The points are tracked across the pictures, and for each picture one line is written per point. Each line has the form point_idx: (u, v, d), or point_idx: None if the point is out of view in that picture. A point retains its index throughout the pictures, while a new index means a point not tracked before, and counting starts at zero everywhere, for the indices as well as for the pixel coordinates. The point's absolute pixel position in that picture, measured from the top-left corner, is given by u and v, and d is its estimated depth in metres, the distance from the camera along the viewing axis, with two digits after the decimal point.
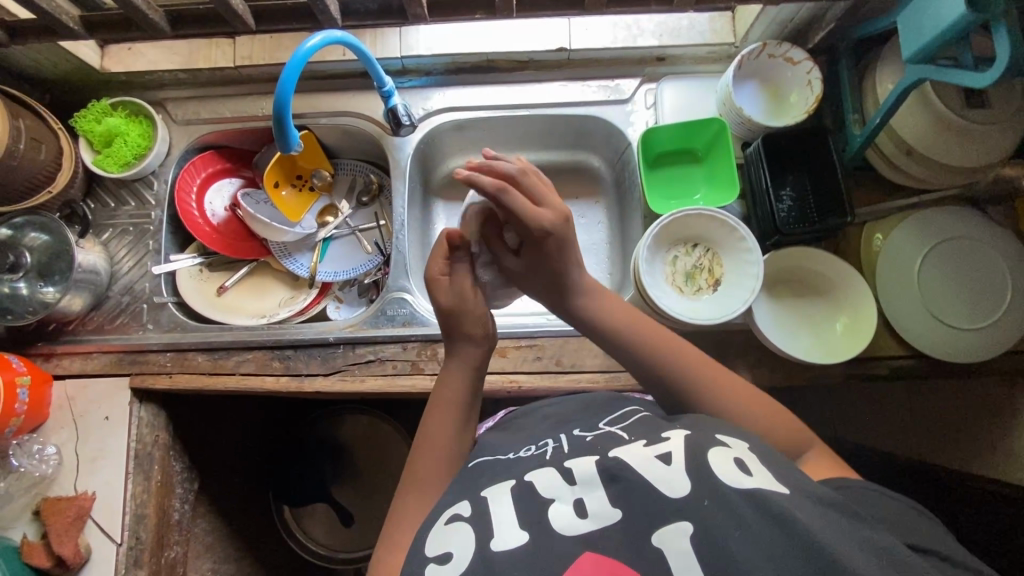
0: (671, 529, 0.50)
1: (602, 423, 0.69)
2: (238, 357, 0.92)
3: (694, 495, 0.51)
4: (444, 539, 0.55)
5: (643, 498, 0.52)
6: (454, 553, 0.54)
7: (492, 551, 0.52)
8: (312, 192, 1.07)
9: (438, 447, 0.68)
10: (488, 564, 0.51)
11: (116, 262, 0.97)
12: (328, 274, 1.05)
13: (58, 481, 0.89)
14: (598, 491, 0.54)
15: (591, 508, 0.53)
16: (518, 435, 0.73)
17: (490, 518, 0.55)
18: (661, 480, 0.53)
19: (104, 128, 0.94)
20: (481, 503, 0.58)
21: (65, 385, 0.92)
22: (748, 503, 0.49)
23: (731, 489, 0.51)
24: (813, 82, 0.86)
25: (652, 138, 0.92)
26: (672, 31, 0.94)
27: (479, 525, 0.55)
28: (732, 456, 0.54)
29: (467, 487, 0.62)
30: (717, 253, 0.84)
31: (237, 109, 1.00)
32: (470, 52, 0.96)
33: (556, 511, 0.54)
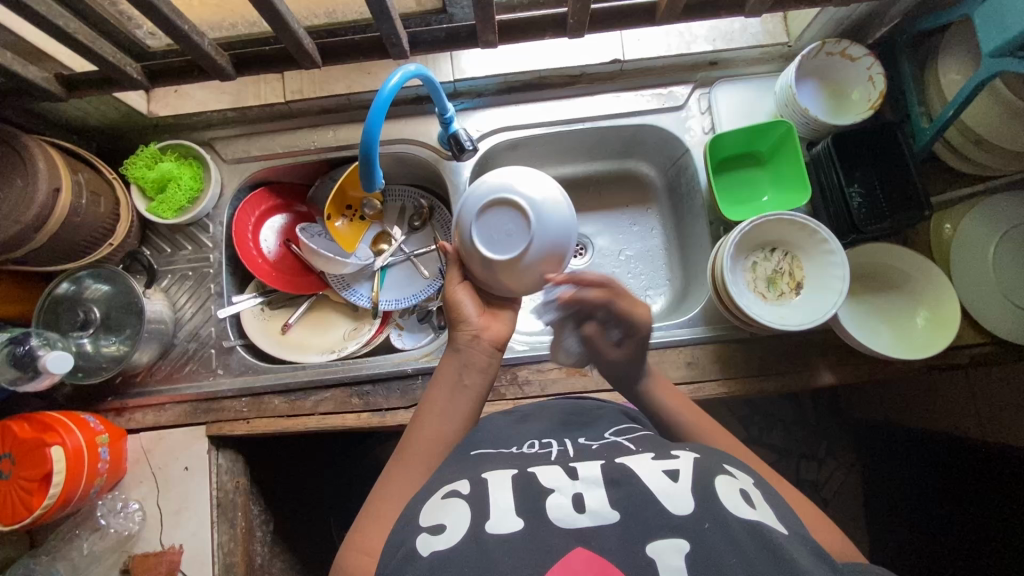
0: (667, 543, 0.47)
1: (607, 433, 0.67)
2: (316, 397, 0.90)
3: (696, 515, 0.49)
4: (439, 509, 0.54)
5: (646, 506, 0.50)
6: (448, 526, 0.52)
7: (487, 532, 0.50)
8: (363, 221, 1.06)
9: (431, 429, 0.66)
10: (484, 547, 0.49)
11: (178, 308, 0.96)
12: (389, 303, 1.03)
13: (143, 537, 0.88)
14: (600, 492, 0.53)
15: (591, 507, 0.51)
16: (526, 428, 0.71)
17: (488, 500, 0.54)
18: (666, 495, 0.51)
19: (157, 173, 0.92)
20: (482, 483, 0.56)
21: (141, 438, 0.90)
22: (748, 533, 0.48)
23: (733, 516, 0.49)
24: (875, 79, 0.86)
25: (715, 145, 0.91)
26: (724, 35, 0.94)
27: (476, 504, 0.53)
28: (738, 486, 0.54)
29: (467, 466, 0.61)
30: (797, 257, 0.84)
31: (288, 143, 0.98)
32: (522, 70, 0.95)
33: (555, 502, 0.52)
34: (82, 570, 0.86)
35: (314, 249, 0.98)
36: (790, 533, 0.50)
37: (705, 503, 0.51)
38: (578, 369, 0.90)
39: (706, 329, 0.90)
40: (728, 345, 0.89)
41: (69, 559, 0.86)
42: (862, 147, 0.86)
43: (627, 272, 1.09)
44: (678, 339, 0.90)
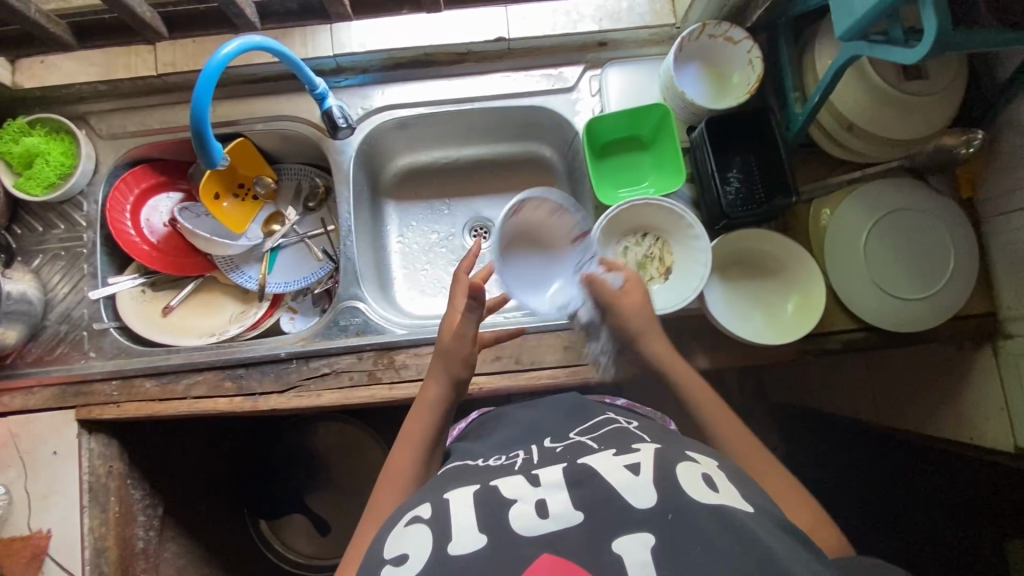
0: (634, 539, 0.49)
1: (572, 433, 0.67)
2: (187, 380, 0.89)
3: (658, 508, 0.51)
4: (401, 538, 0.54)
5: (606, 505, 0.52)
6: (409, 555, 0.52)
7: (449, 554, 0.50)
8: (256, 201, 1.03)
9: (397, 484, 0.66)
10: (443, 566, 0.49)
11: (50, 289, 0.93)
12: (277, 286, 1.01)
13: (11, 520, 0.86)
14: (562, 495, 0.54)
15: (553, 510, 0.52)
16: (491, 440, 0.71)
17: (450, 520, 0.54)
18: (627, 489, 0.53)
19: (22, 147, 0.89)
20: (443, 505, 0.56)
21: (8, 421, 0.88)
22: (712, 518, 0.50)
23: (696, 504, 0.51)
24: (753, 62, 0.85)
25: (597, 127, 0.89)
26: (611, 16, 0.92)
27: (437, 526, 0.53)
28: (699, 472, 0.56)
29: (431, 489, 0.60)
30: (667, 242, 0.84)
31: (165, 119, 0.95)
32: (405, 45, 0.92)
33: (519, 511, 0.53)
34: None
35: (191, 230, 0.95)
36: (754, 511, 0.52)
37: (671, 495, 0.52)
38: None
39: None
40: None
41: None
42: (737, 130, 0.85)
43: None
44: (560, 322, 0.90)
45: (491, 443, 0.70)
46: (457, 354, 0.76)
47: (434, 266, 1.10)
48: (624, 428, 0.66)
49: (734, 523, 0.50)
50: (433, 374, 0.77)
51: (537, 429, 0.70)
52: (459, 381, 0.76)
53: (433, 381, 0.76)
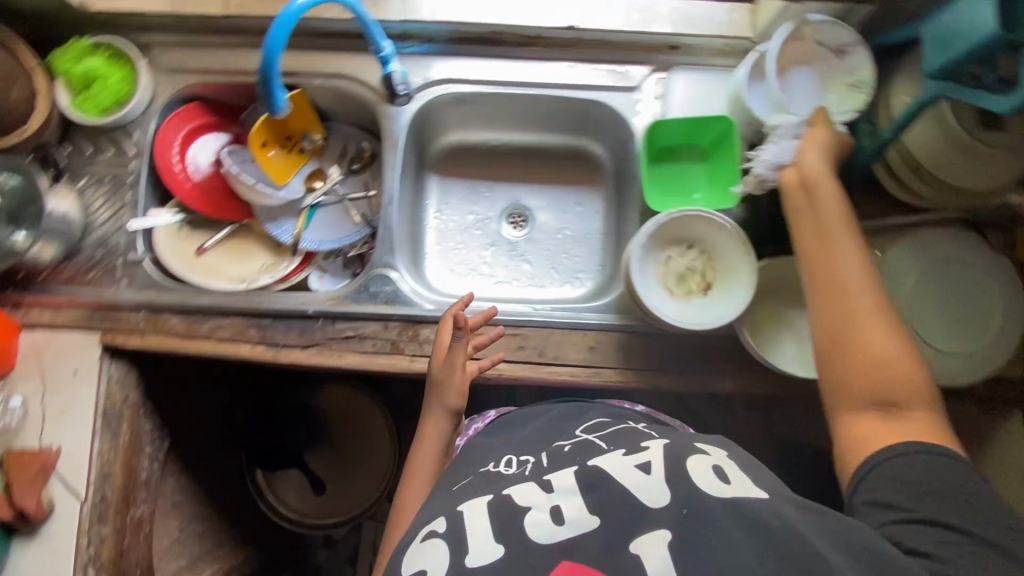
0: (649, 537, 0.52)
1: (579, 430, 0.72)
2: (214, 322, 0.89)
3: (673, 506, 0.54)
4: (420, 556, 0.57)
5: (623, 506, 0.55)
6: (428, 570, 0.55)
7: (466, 567, 0.53)
8: (301, 154, 1.03)
9: (405, 519, 0.76)
10: None
11: (91, 212, 0.93)
12: (312, 243, 1.01)
13: (24, 431, 0.88)
14: (576, 499, 0.57)
15: (568, 516, 0.55)
16: (504, 441, 0.75)
17: (464, 530, 0.57)
18: (642, 490, 0.56)
19: (82, 69, 0.90)
20: (457, 518, 0.59)
21: (34, 335, 0.90)
22: (728, 518, 0.52)
23: (711, 499, 0.54)
24: (861, 82, 0.79)
25: (658, 130, 0.87)
26: (687, 19, 0.91)
27: (453, 541, 0.56)
28: (710, 464, 0.59)
29: (445, 503, 0.63)
30: (712, 257, 0.82)
31: (226, 61, 0.95)
32: (476, 21, 0.91)
33: (533, 520, 0.56)
34: None
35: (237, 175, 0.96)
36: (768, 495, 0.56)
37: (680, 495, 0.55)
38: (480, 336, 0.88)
39: (618, 317, 0.89)
40: (635, 336, 0.88)
41: None
42: None
43: (560, 251, 1.09)
44: (587, 322, 0.89)
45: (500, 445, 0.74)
46: (450, 386, 0.81)
47: (467, 247, 1.10)
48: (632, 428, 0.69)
49: (750, 518, 0.52)
50: (431, 407, 0.83)
51: (545, 431, 0.74)
52: (454, 410, 0.82)
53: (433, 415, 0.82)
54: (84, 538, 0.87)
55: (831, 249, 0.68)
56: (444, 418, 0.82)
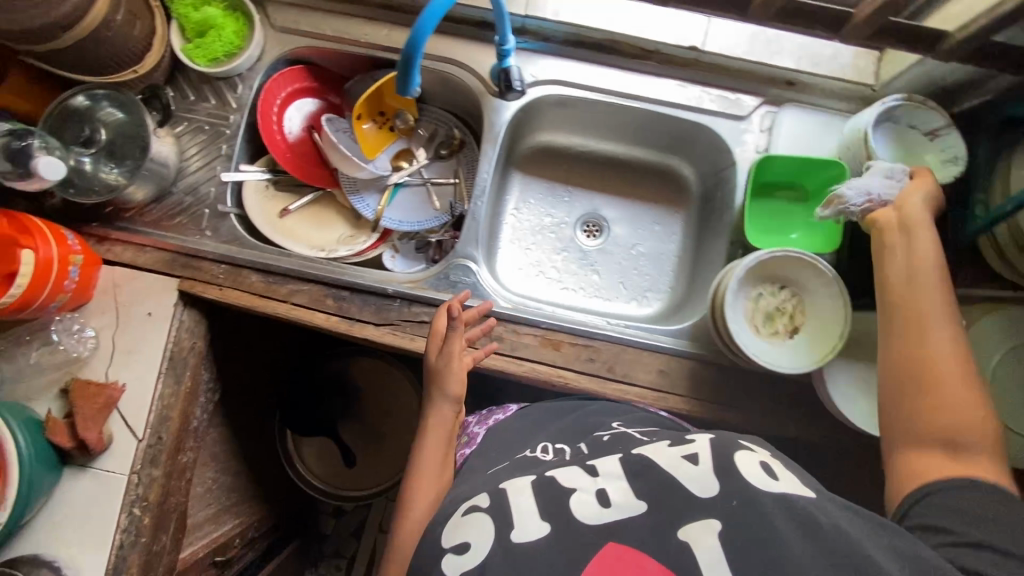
0: (698, 526, 0.50)
1: (616, 422, 0.74)
2: (292, 287, 0.90)
3: (722, 495, 0.52)
4: (462, 529, 0.57)
5: (672, 494, 0.53)
6: (470, 544, 0.55)
7: (512, 542, 0.53)
8: (392, 132, 1.03)
9: (412, 522, 0.70)
10: (511, 557, 0.52)
11: (185, 158, 0.93)
12: (391, 222, 1.01)
13: (90, 364, 0.89)
14: (621, 484, 0.56)
15: (614, 500, 0.55)
16: (534, 433, 0.77)
17: (509, 505, 0.57)
18: (690, 479, 0.54)
19: (200, 16, 0.89)
20: (500, 495, 0.59)
21: (113, 271, 0.90)
22: (792, 523, 0.49)
23: (766, 495, 0.51)
24: (954, 160, 0.81)
25: (764, 165, 0.87)
26: (812, 57, 0.90)
27: (498, 517, 0.56)
28: (758, 460, 0.56)
29: (488, 480, 0.64)
30: (802, 300, 0.81)
31: (340, 28, 0.94)
32: (596, 27, 0.91)
33: (579, 501, 0.55)
34: (24, 376, 0.87)
35: (333, 143, 0.95)
36: (819, 496, 0.53)
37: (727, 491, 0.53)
38: (552, 342, 0.88)
39: (690, 344, 0.89)
40: (707, 367, 0.87)
41: (14, 361, 0.88)
42: None
43: (632, 267, 1.08)
44: (660, 346, 0.88)
45: (532, 435, 0.77)
46: (451, 374, 0.80)
47: (539, 249, 1.09)
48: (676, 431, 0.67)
49: (807, 517, 0.49)
50: (430, 403, 0.82)
51: (580, 425, 0.76)
52: (456, 399, 0.81)
53: (438, 409, 0.81)
54: (134, 477, 0.87)
55: (918, 274, 0.65)
56: (448, 412, 0.81)
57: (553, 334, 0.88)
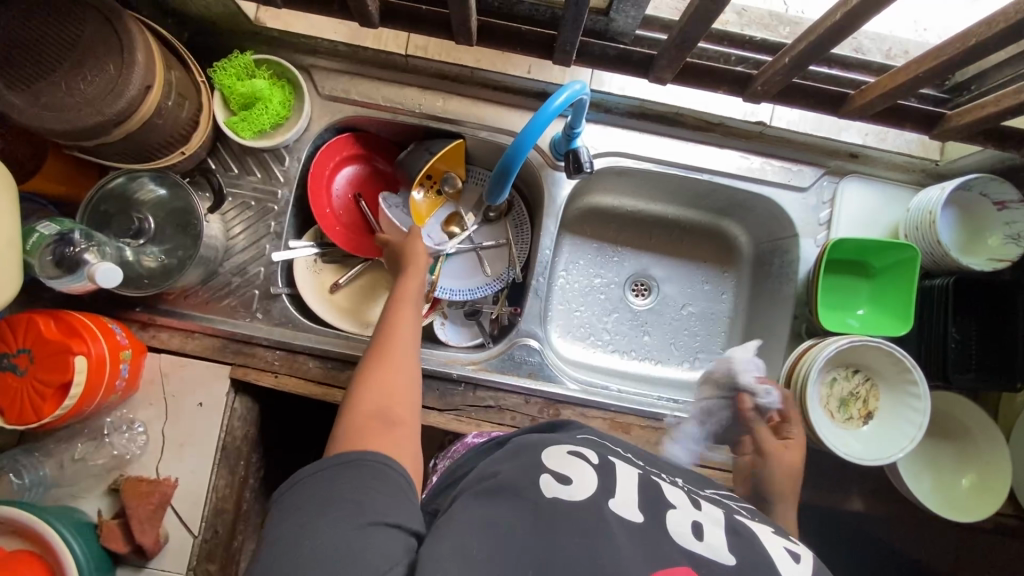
0: None
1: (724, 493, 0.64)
2: (352, 372, 0.86)
3: None
4: (566, 464, 0.56)
5: (764, 566, 0.49)
6: (573, 480, 0.53)
7: (608, 506, 0.51)
8: (440, 197, 0.97)
9: (394, 332, 0.71)
10: (602, 513, 0.50)
11: (231, 237, 0.89)
12: (445, 291, 0.98)
13: (139, 460, 0.84)
14: (719, 533, 0.52)
15: (708, 539, 0.51)
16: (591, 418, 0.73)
17: (614, 484, 0.54)
18: (786, 569, 0.49)
19: (247, 88, 0.84)
20: (608, 465, 0.57)
21: (161, 359, 0.86)
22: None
23: None
24: (1018, 237, 0.81)
25: (836, 247, 0.87)
26: (876, 133, 0.90)
27: (603, 479, 0.54)
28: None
29: (599, 446, 0.62)
30: (876, 385, 0.82)
31: (391, 97, 0.90)
32: (662, 101, 0.88)
33: (677, 521, 0.52)
34: (69, 475, 0.83)
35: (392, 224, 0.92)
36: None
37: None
38: (621, 425, 0.86)
39: None
40: None
41: (59, 459, 0.83)
42: (982, 295, 0.82)
43: (683, 328, 1.07)
44: None
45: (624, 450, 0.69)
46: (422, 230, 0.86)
47: (588, 311, 1.07)
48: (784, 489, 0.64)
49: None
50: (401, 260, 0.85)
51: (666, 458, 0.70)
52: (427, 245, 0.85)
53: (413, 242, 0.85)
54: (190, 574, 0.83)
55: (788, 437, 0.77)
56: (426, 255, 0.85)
57: (621, 417, 0.87)
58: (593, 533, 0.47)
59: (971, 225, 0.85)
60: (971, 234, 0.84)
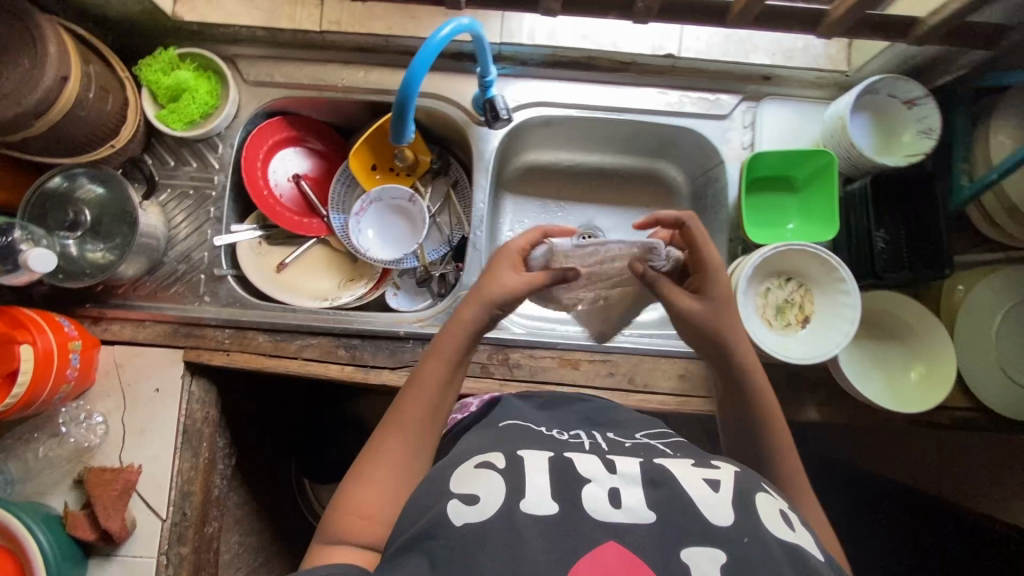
0: (702, 554, 0.48)
1: (638, 433, 0.68)
2: (301, 341, 0.88)
3: (735, 527, 0.50)
4: (471, 480, 0.55)
5: (685, 512, 0.51)
6: (480, 497, 0.52)
7: (521, 510, 0.51)
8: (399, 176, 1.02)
9: (424, 393, 0.64)
10: (518, 525, 0.49)
11: (173, 226, 0.91)
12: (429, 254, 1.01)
13: (102, 451, 0.86)
14: (638, 490, 0.53)
15: (626, 502, 0.52)
16: (541, 414, 0.72)
17: (523, 479, 0.54)
18: (705, 503, 0.52)
19: (173, 81, 0.88)
20: (516, 460, 0.57)
21: (114, 351, 0.88)
22: (785, 553, 0.49)
23: (773, 536, 0.50)
24: (930, 130, 0.83)
25: (754, 162, 0.89)
26: (785, 51, 0.91)
27: (510, 480, 0.54)
28: (777, 506, 0.55)
29: (502, 442, 0.62)
30: (810, 290, 0.83)
31: (314, 75, 0.94)
32: (573, 46, 0.91)
33: (592, 493, 0.52)
34: (35, 472, 0.84)
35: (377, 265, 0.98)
36: (825, 561, 0.51)
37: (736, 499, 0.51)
38: (570, 361, 0.88)
39: None
40: None
41: (23, 459, 0.84)
42: (900, 193, 0.84)
43: None
44: (673, 351, 0.89)
45: (544, 416, 0.71)
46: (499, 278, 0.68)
47: None
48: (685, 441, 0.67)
49: (811, 568, 0.49)
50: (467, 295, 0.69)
51: (597, 421, 0.72)
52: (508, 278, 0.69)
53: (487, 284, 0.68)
54: (164, 558, 0.85)
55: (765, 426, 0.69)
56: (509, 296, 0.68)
57: (569, 353, 0.88)
58: (511, 546, 0.48)
59: (884, 128, 0.87)
60: (886, 137, 0.87)
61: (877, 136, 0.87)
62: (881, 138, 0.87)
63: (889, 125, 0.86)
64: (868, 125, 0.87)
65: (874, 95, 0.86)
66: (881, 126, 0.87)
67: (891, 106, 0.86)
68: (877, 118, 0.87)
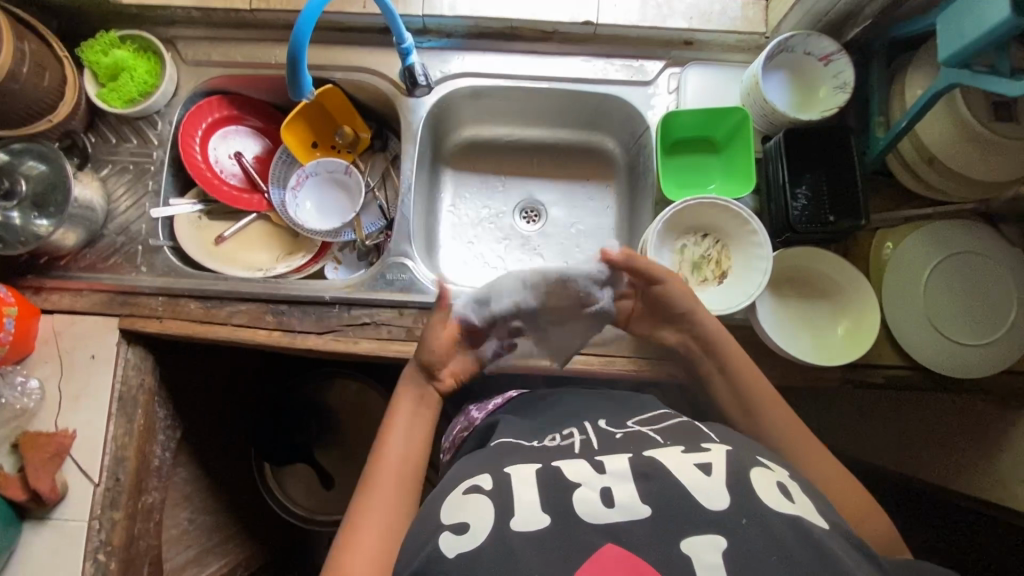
0: (703, 541, 0.46)
1: (630, 421, 0.64)
2: (231, 308, 0.90)
3: (731, 511, 0.48)
4: (460, 507, 0.53)
5: (677, 501, 0.49)
6: (471, 524, 0.51)
7: (511, 531, 0.49)
8: (335, 152, 1.04)
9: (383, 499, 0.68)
10: (508, 547, 0.48)
11: (113, 200, 0.95)
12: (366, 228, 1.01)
13: (39, 415, 0.88)
14: (629, 486, 0.51)
15: (619, 500, 0.50)
16: (536, 417, 0.69)
17: (512, 495, 0.52)
18: (699, 490, 0.50)
19: (110, 60, 0.92)
20: (504, 479, 0.55)
21: (53, 319, 0.90)
22: (785, 526, 0.47)
23: (773, 512, 0.48)
24: (845, 86, 0.83)
25: (672, 123, 0.90)
26: (702, 16, 0.93)
27: (500, 500, 0.52)
28: (774, 479, 0.52)
29: (490, 460, 0.59)
30: (727, 246, 0.87)
31: (249, 54, 0.97)
32: (494, 16, 0.93)
33: (581, 497, 0.50)
34: None
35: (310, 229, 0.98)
36: (832, 528, 0.49)
37: (729, 490, 0.49)
38: None
39: None
40: None
41: None
42: (816, 147, 0.84)
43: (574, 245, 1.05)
44: None
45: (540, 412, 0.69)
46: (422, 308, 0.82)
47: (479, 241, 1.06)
48: (693, 424, 0.62)
49: (813, 538, 0.46)
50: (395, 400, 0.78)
51: (585, 413, 0.68)
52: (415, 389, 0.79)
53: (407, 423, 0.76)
54: (95, 522, 0.86)
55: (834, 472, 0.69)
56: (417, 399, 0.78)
57: None
58: (501, 566, 0.46)
59: (803, 85, 0.87)
60: (804, 93, 0.87)
61: (796, 93, 0.88)
62: (799, 94, 0.87)
63: (808, 81, 0.87)
64: (787, 83, 0.88)
65: (790, 53, 0.86)
66: (799, 83, 0.87)
67: (808, 63, 0.86)
68: (795, 75, 0.87)
